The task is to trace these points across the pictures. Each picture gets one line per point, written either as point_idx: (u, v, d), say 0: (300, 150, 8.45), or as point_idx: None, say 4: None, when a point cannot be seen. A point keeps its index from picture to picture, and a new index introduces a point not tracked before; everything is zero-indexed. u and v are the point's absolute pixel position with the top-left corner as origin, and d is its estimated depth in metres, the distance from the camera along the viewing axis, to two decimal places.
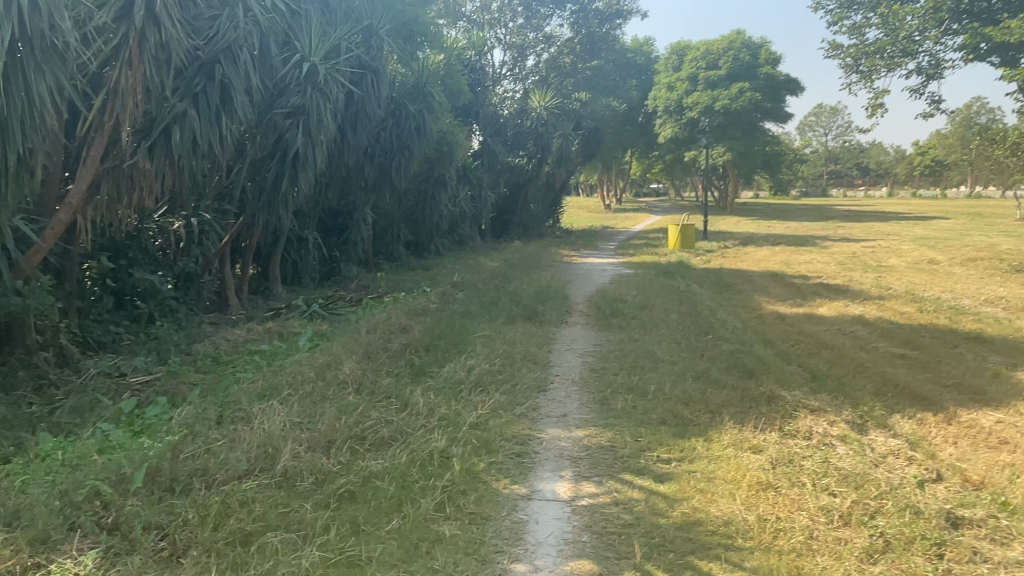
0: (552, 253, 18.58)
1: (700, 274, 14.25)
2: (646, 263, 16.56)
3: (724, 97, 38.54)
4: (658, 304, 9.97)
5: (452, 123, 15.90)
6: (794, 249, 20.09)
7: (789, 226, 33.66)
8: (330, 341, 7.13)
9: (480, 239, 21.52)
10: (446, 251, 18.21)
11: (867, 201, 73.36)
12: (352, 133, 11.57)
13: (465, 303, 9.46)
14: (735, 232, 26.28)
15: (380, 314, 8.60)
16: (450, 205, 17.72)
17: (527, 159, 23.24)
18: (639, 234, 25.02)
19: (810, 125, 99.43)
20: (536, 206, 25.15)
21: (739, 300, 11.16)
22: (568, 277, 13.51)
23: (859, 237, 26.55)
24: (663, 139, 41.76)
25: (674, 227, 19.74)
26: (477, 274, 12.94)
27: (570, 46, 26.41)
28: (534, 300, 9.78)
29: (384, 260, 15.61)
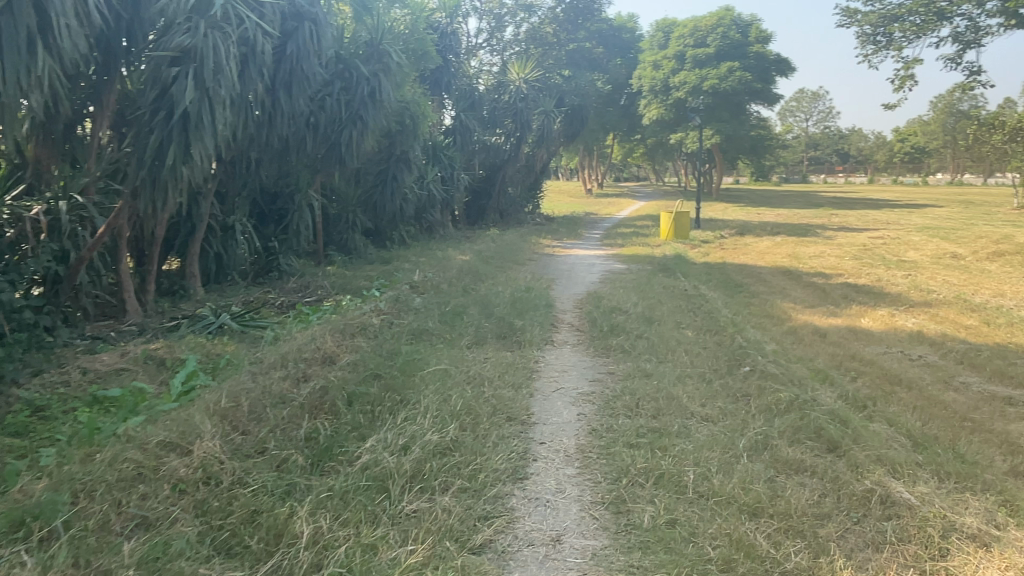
0: (532, 243, 16.41)
1: (704, 272, 12.21)
2: (639, 256, 14.49)
3: (712, 76, 36.42)
4: (668, 313, 7.88)
5: (417, 92, 13.67)
6: (799, 240, 18.15)
7: (780, 214, 31.76)
8: (218, 382, 4.98)
9: (451, 226, 19.27)
10: (412, 240, 15.98)
11: (850, 189, 71.97)
12: (286, 95, 9.40)
13: (421, 313, 7.34)
14: (729, 220, 24.25)
15: (305, 332, 6.45)
16: (415, 187, 15.48)
17: (505, 137, 20.99)
18: (627, 222, 22.93)
19: (792, 110, 97.92)
20: (514, 190, 22.92)
21: (761, 306, 9.13)
22: (551, 275, 11.39)
23: (860, 226, 24.65)
24: (648, 121, 39.62)
25: (668, 215, 17.66)
26: (444, 271, 10.80)
27: (552, 16, 24.09)
28: (511, 309, 7.68)
29: (337, 251, 13.37)
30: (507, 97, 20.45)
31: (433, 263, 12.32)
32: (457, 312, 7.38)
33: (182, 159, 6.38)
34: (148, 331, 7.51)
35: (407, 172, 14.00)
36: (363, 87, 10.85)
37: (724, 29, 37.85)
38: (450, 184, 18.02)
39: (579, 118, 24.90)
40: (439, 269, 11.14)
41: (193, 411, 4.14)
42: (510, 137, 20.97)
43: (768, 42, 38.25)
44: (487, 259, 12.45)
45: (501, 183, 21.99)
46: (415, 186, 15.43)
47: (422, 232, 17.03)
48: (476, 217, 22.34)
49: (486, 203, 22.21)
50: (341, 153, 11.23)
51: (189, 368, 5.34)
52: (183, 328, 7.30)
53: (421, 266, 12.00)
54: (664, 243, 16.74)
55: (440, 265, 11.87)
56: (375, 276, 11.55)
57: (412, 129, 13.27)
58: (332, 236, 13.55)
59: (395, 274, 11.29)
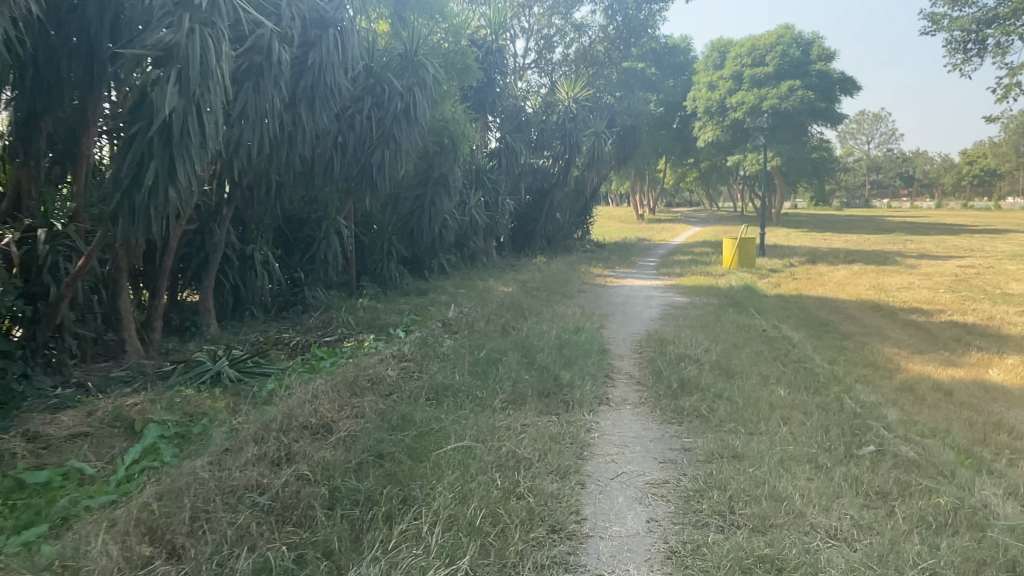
0: (582, 272, 15.13)
1: (779, 307, 10.70)
2: (701, 287, 13.04)
3: (772, 96, 34.69)
4: (750, 362, 6.47)
5: (457, 110, 12.64)
6: (878, 268, 16.40)
7: (848, 240, 29.67)
8: (178, 462, 3.84)
9: (496, 253, 18.13)
10: (452, 269, 14.91)
11: (917, 213, 68.47)
12: (308, 112, 8.43)
13: (450, 361, 6.12)
14: (794, 247, 22.49)
15: (309, 385, 5.31)
16: (455, 212, 14.42)
17: (553, 160, 19.84)
18: (683, 248, 21.42)
19: (851, 133, 94.54)
20: (563, 216, 21.70)
21: (858, 351, 7.62)
22: (604, 310, 10.07)
23: (941, 253, 22.57)
24: (702, 143, 38.05)
25: (731, 241, 16.15)
26: (484, 305, 9.63)
27: (604, 36, 22.65)
28: (557, 354, 6.40)
29: (370, 281, 12.35)
30: (555, 118, 19.36)
31: (473, 295, 11.18)
32: (492, 358, 6.15)
33: (166, 182, 5.37)
34: (138, 379, 6.49)
35: (446, 195, 12.94)
36: (396, 104, 9.83)
37: (784, 47, 36.10)
38: (494, 210, 16.93)
39: (631, 140, 23.61)
40: (477, 303, 10.00)
41: (114, 520, 2.98)
42: (559, 160, 19.82)
43: (832, 60, 36.24)
44: (532, 291, 11.26)
45: (549, 208, 20.82)
46: (455, 211, 14.35)
47: (464, 260, 15.93)
48: (522, 244, 21.18)
49: (533, 229, 21.02)
50: (372, 176, 10.18)
51: (149, 440, 4.21)
52: (174, 376, 6.25)
53: (459, 299, 10.87)
54: (728, 273, 15.22)
55: (480, 297, 10.72)
56: (409, 309, 10.45)
57: (451, 149, 12.20)
58: (366, 265, 12.55)
59: (430, 308, 10.19)
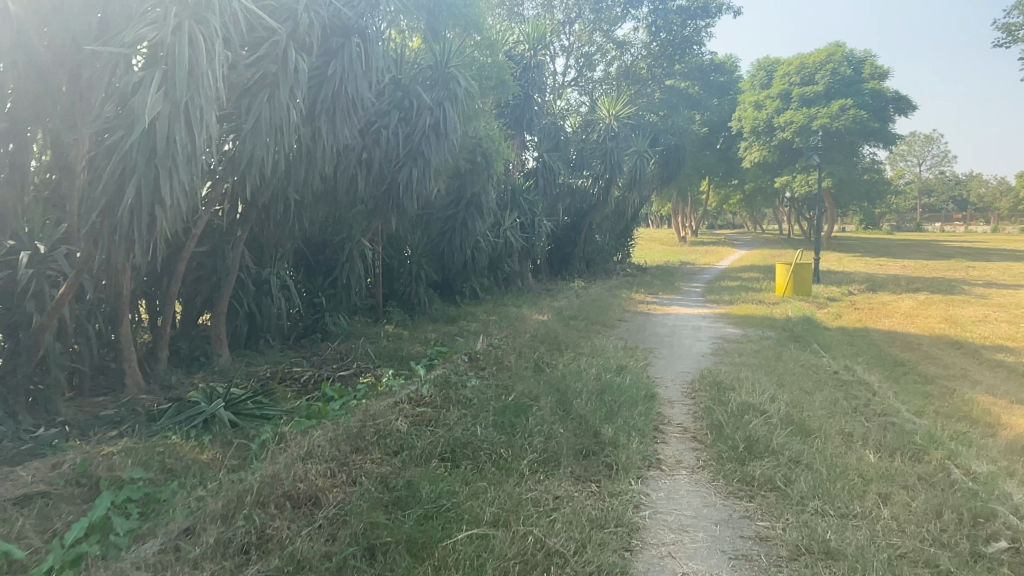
0: (623, 298, 14.21)
1: (845, 342, 9.62)
2: (754, 317, 12.00)
3: (822, 115, 33.33)
4: (827, 416, 5.47)
5: (492, 126, 11.93)
6: (946, 298, 15.07)
7: (904, 265, 28.08)
8: (125, 549, 3.08)
9: (531, 277, 17.32)
10: (485, 293, 14.13)
11: (973, 237, 65.53)
12: (328, 125, 7.76)
13: (472, 409, 5.28)
14: (849, 273, 21.14)
15: (306, 437, 4.52)
16: (489, 234, 13.68)
17: (592, 180, 19.02)
18: (729, 273, 20.30)
19: (901, 154, 91.64)
20: (602, 238, 20.80)
21: (948, 400, 6.54)
22: (648, 343, 9.15)
23: (1011, 280, 20.96)
24: (747, 164, 36.83)
25: (784, 267, 15.05)
26: (515, 336, 8.81)
27: (647, 53, 21.72)
28: (597, 401, 5.50)
29: (397, 306, 11.64)
30: (595, 136, 18.59)
31: (505, 323, 10.36)
32: (522, 405, 5.30)
33: (150, 200, 4.72)
34: (127, 420, 5.81)
35: (479, 216, 12.18)
36: (425, 118, 9.13)
37: (834, 64, 34.79)
38: (530, 232, 16.15)
39: (674, 160, 22.65)
40: (509, 333, 9.18)
41: None
42: (599, 180, 18.99)
43: (886, 78, 34.74)
44: (569, 320, 10.40)
45: (588, 230, 19.96)
46: (488, 233, 13.60)
47: (498, 284, 15.15)
48: (560, 267, 20.32)
49: (571, 252, 20.16)
50: (398, 194, 9.47)
51: (101, 513, 3.47)
52: (165, 419, 5.56)
53: (490, 327, 10.06)
54: (780, 301, 14.11)
55: (513, 326, 9.89)
56: (437, 338, 9.68)
57: (484, 168, 11.42)
58: (393, 289, 11.84)
59: (459, 337, 9.39)
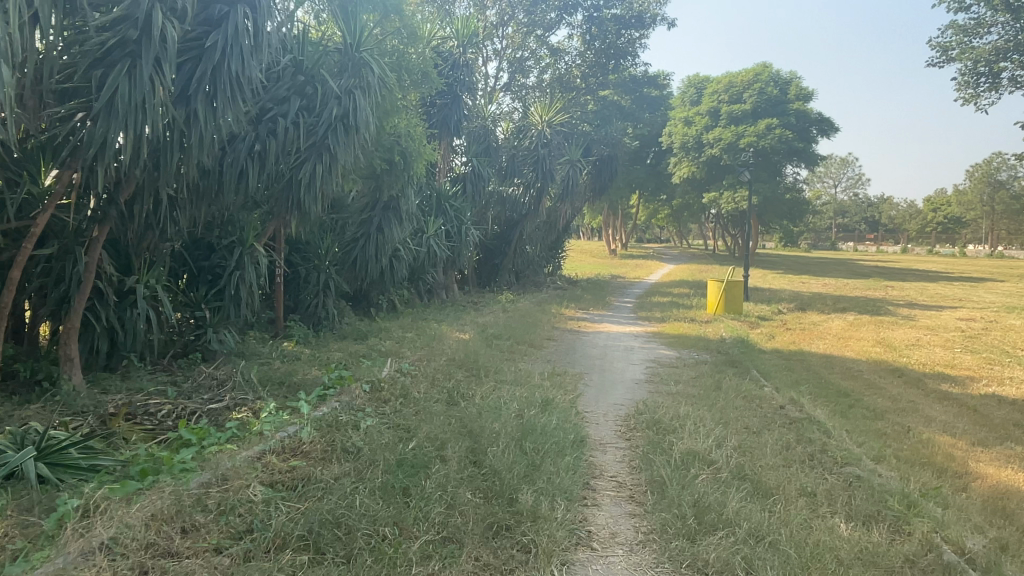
0: (552, 314, 13.32)
1: (785, 368, 8.97)
2: (689, 337, 11.29)
3: (750, 133, 33.68)
4: (784, 468, 4.65)
5: (414, 122, 10.85)
6: (876, 319, 14.86)
7: (828, 283, 28.43)
8: None
9: (456, 289, 16.24)
10: (403, 306, 12.97)
11: (885, 257, 68.41)
12: (208, 109, 6.58)
13: (359, 463, 4.19)
14: (778, 291, 20.96)
15: (119, 510, 3.35)
16: (408, 242, 12.53)
17: (523, 188, 18.18)
18: (660, 289, 19.77)
19: (820, 175, 95.36)
20: (533, 249, 19.94)
21: (905, 441, 5.85)
22: (579, 368, 8.24)
23: (930, 301, 21.28)
24: (678, 179, 36.91)
25: (717, 284, 14.51)
26: (428, 359, 7.72)
27: (581, 61, 21.07)
28: (516, 448, 4.51)
29: (301, 320, 10.36)
30: (528, 143, 17.78)
31: (420, 341, 9.25)
32: (422, 457, 4.25)
33: None
34: None
35: (396, 222, 11.06)
36: (331, 108, 7.99)
37: (762, 84, 35.27)
38: (456, 241, 15.11)
39: (607, 171, 22.06)
40: (422, 354, 8.08)
41: None
42: (530, 189, 18.14)
43: (810, 99, 35.51)
44: (491, 339, 9.38)
45: (517, 240, 19.04)
46: (408, 240, 12.49)
47: (419, 296, 14.02)
48: (488, 278, 19.34)
49: (500, 263, 19.19)
50: (298, 193, 8.30)
51: None
52: None
53: (403, 346, 8.93)
54: (714, 320, 13.53)
55: (429, 345, 8.79)
56: (341, 358, 8.48)
57: (403, 169, 10.32)
58: (297, 300, 10.56)
59: (364, 358, 8.22)
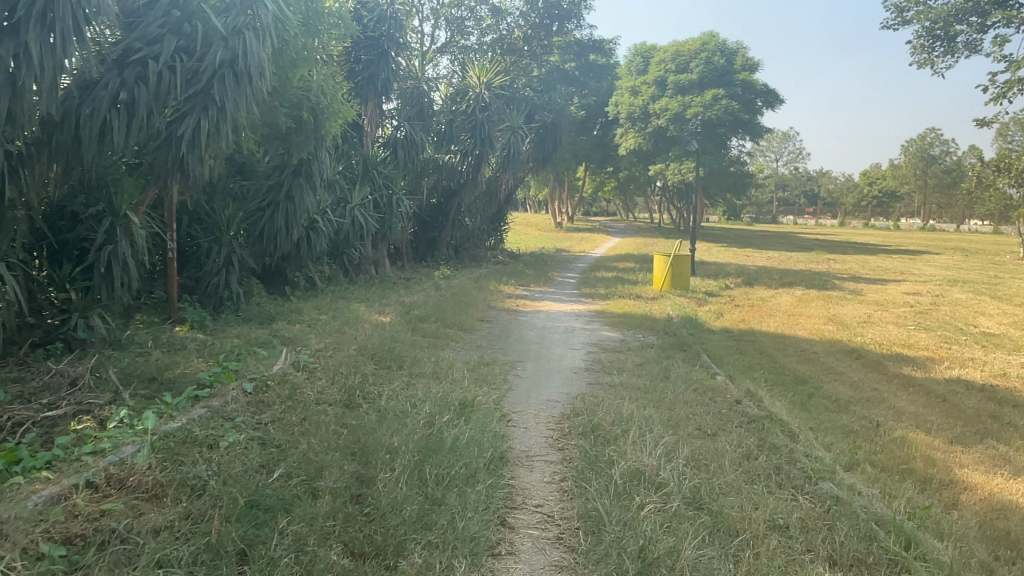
0: (488, 290, 12.31)
1: (738, 351, 8.20)
2: (635, 316, 10.45)
3: (696, 103, 33.05)
4: (749, 489, 3.77)
5: (329, 76, 9.57)
6: (824, 294, 14.36)
7: (772, 256, 28.20)
8: None
9: (388, 264, 15.05)
10: (324, 283, 11.75)
11: (823, 231, 69.70)
12: (43, 41, 5.30)
13: (197, 507, 3.12)
14: (724, 265, 20.45)
15: None
16: (327, 212, 11.27)
17: (460, 156, 16.99)
18: (605, 263, 18.96)
19: (762, 149, 96.45)
20: (472, 222, 18.80)
21: (877, 441, 5.09)
22: (511, 355, 7.27)
23: (872, 275, 21.11)
24: (624, 151, 36.12)
25: (663, 258, 13.72)
26: (335, 348, 6.62)
27: (523, 22, 19.83)
28: (412, 476, 3.51)
29: (199, 301, 9.07)
30: (465, 106, 16.46)
31: (332, 324, 8.13)
32: (284, 501, 3.20)
33: None
34: None
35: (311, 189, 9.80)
36: (217, 50, 6.72)
37: (709, 53, 34.65)
38: (386, 212, 13.88)
39: (551, 139, 21.01)
40: (329, 342, 6.97)
41: None
42: (468, 156, 16.97)
43: (756, 70, 35.07)
44: (415, 321, 8.33)
45: (455, 212, 17.88)
46: (327, 210, 11.23)
47: (343, 272, 12.78)
48: (424, 252, 18.16)
49: (437, 237, 18.02)
50: (179, 152, 7.03)
51: None
52: None
53: (311, 332, 7.80)
54: (660, 297, 12.75)
55: (341, 329, 7.68)
56: (235, 346, 7.29)
57: (315, 129, 9.00)
58: (196, 279, 9.25)
59: (262, 347, 7.07)
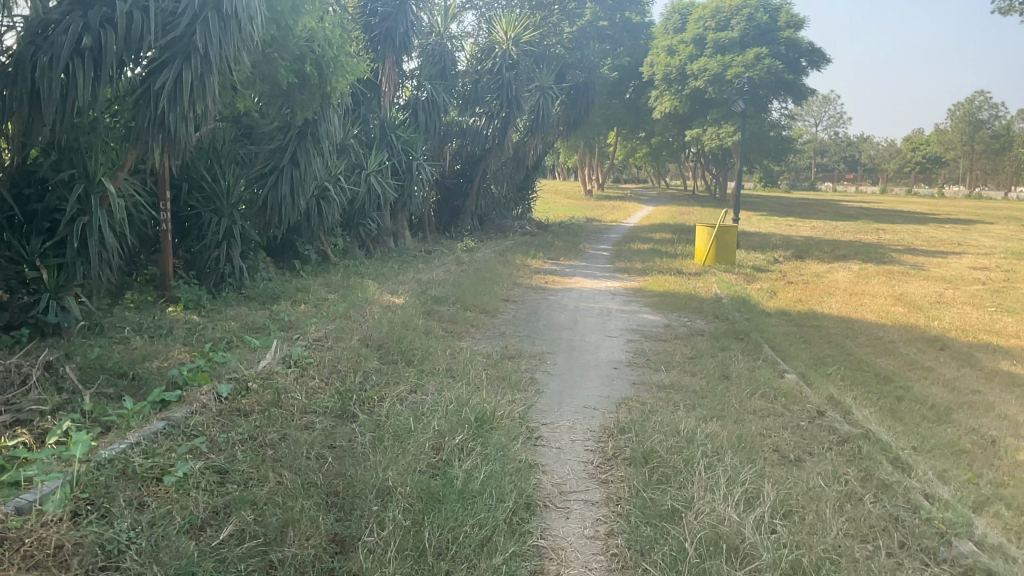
0: (515, 265, 11.33)
1: (800, 339, 7.13)
2: (678, 295, 9.38)
3: (737, 63, 31.21)
4: (864, 557, 2.79)
5: (337, 23, 8.50)
6: (883, 269, 13.09)
7: (816, 226, 26.66)
8: None
9: (409, 235, 14.11)
10: (338, 256, 10.87)
11: (864, 198, 67.03)
12: None
13: None
14: (767, 236, 19.12)
15: None
16: (340, 179, 10.31)
17: (486, 119, 15.85)
18: (640, 234, 17.81)
19: (800, 113, 92.93)
20: (499, 190, 17.71)
21: (1003, 468, 4.04)
22: (541, 345, 6.29)
23: (928, 246, 19.61)
24: (659, 115, 34.54)
25: (706, 229, 12.56)
26: (337, 337, 5.71)
27: None
28: (405, 542, 2.61)
29: (196, 279, 8.24)
30: (490, 64, 15.24)
31: (340, 305, 7.23)
32: None
33: None
34: None
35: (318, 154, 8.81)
36: None
37: (751, 10, 32.65)
38: (405, 178, 12.88)
39: (583, 101, 19.68)
40: (331, 328, 6.06)
41: None
42: (494, 120, 15.80)
43: (801, 27, 32.97)
44: (432, 303, 7.40)
45: (481, 179, 16.81)
46: (339, 178, 10.26)
47: (359, 244, 11.85)
48: (448, 222, 17.15)
49: (461, 206, 16.99)
50: (158, 112, 6.16)
51: None
52: None
53: (316, 315, 6.92)
54: (703, 272, 11.62)
55: (348, 313, 6.77)
56: (229, 331, 6.45)
57: (320, 86, 7.97)
58: (195, 253, 8.43)
59: (256, 334, 6.19)
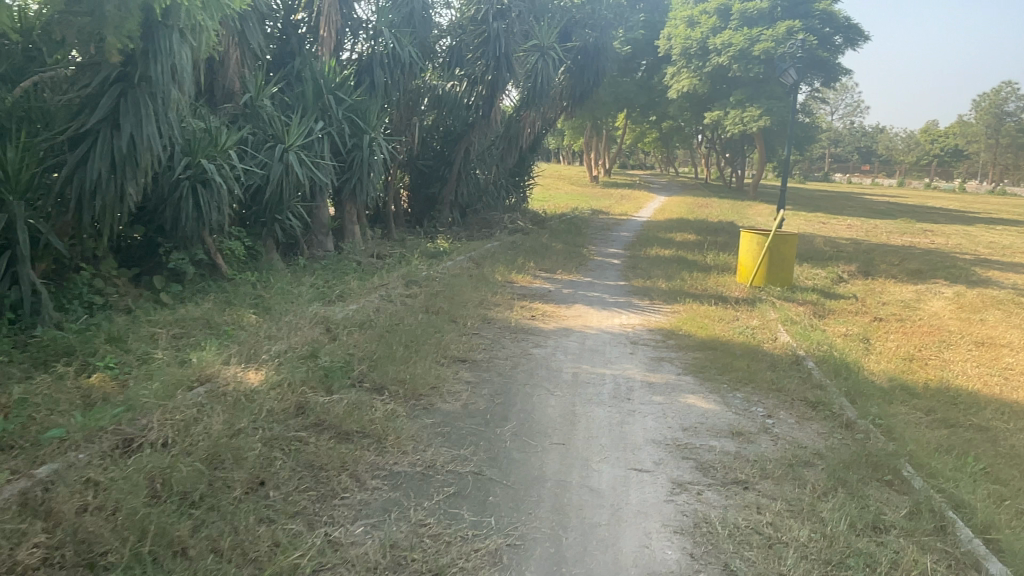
0: (491, 284, 8.03)
1: (988, 473, 3.85)
2: (733, 347, 6.07)
3: (766, 37, 27.46)
4: None
5: None
6: (989, 297, 9.75)
7: (854, 225, 23.27)
8: None
9: (360, 231, 10.79)
10: (237, 266, 7.60)
11: (882, 192, 63.30)
12: None
13: None
14: (811, 240, 15.73)
15: None
16: (228, 158, 6.91)
17: (467, 84, 12.41)
18: (657, 235, 14.44)
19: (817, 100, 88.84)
20: (484, 175, 14.29)
21: None
22: (503, 508, 3.04)
23: (1003, 257, 16.20)
24: (675, 95, 31.00)
25: (755, 237, 9.18)
26: (15, 523, 2.43)
27: None
28: None
29: None
30: (473, 11, 11.79)
31: (146, 384, 3.98)
32: None
33: None
34: None
35: (159, 115, 5.30)
36: None
37: None
38: (349, 158, 9.50)
39: (592, 70, 16.03)
40: (42, 478, 2.78)
41: None
42: (477, 85, 12.34)
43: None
44: (318, 383, 4.11)
45: (464, 161, 13.39)
46: (229, 155, 6.90)
47: (276, 248, 8.50)
48: (421, 213, 13.81)
49: (437, 194, 13.64)
50: None
51: None
52: None
53: (85, 414, 3.67)
54: (754, 300, 8.30)
55: (135, 411, 3.51)
56: None
57: None
58: None
59: None
